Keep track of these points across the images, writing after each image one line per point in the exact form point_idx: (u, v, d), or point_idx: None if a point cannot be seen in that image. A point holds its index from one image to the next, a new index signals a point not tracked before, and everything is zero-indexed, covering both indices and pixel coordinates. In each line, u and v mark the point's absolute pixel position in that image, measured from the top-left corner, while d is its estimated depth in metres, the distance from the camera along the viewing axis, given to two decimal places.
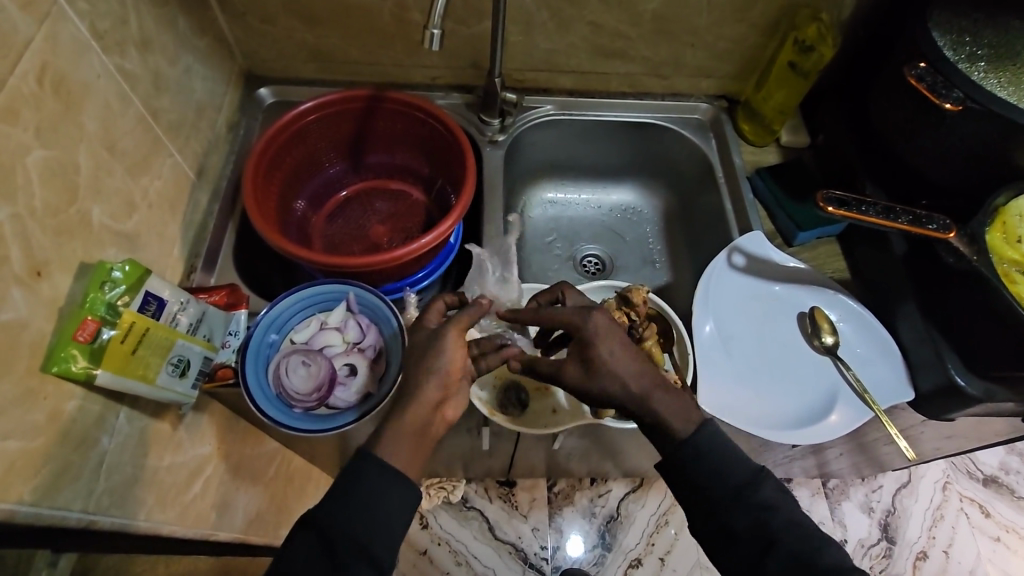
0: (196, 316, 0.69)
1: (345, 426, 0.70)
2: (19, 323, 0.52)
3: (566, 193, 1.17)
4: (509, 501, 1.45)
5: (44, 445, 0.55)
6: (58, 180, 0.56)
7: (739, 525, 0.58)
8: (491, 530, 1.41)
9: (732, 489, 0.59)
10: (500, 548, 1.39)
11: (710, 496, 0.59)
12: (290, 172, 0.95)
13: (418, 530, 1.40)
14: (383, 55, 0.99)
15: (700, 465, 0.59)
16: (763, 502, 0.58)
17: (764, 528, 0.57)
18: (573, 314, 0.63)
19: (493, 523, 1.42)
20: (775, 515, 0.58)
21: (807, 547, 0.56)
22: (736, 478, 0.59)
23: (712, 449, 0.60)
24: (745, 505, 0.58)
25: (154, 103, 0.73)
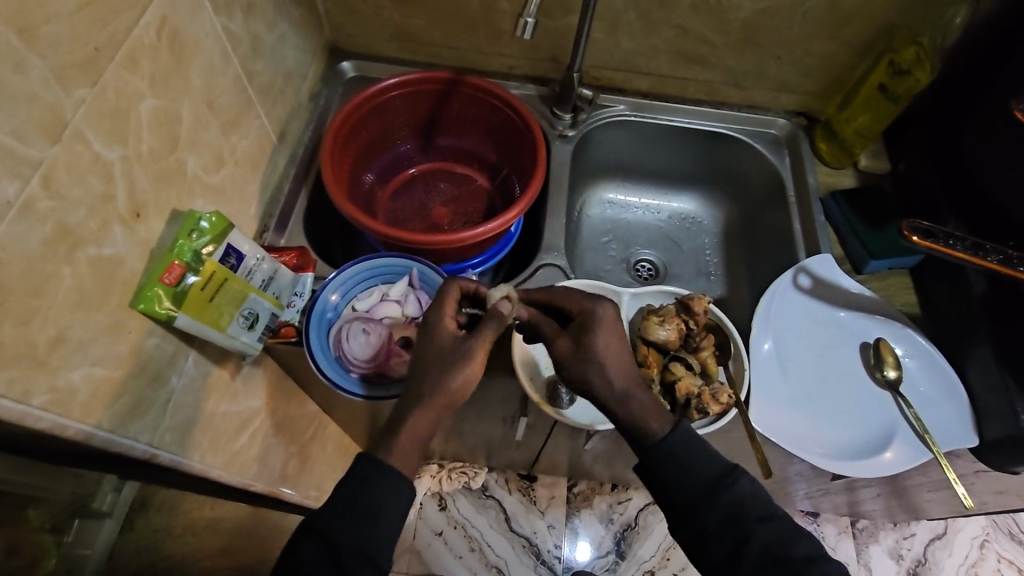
0: (268, 274, 0.72)
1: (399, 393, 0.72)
2: (118, 258, 0.55)
3: (627, 195, 1.16)
4: (528, 495, 1.46)
5: (124, 376, 0.58)
6: (161, 127, 0.59)
7: (713, 521, 0.56)
8: (507, 521, 1.42)
9: (704, 484, 0.57)
10: (514, 540, 1.40)
11: (684, 496, 0.57)
12: (364, 146, 0.97)
13: (436, 511, 1.42)
14: (465, 40, 1.00)
15: (677, 462, 0.58)
16: (735, 500, 0.57)
17: (738, 522, 0.56)
18: (583, 300, 0.65)
19: (509, 515, 1.43)
20: (746, 515, 0.56)
21: (778, 539, 0.56)
22: (705, 472, 0.57)
23: (680, 442, 0.58)
24: (720, 495, 0.57)
25: (250, 65, 0.76)
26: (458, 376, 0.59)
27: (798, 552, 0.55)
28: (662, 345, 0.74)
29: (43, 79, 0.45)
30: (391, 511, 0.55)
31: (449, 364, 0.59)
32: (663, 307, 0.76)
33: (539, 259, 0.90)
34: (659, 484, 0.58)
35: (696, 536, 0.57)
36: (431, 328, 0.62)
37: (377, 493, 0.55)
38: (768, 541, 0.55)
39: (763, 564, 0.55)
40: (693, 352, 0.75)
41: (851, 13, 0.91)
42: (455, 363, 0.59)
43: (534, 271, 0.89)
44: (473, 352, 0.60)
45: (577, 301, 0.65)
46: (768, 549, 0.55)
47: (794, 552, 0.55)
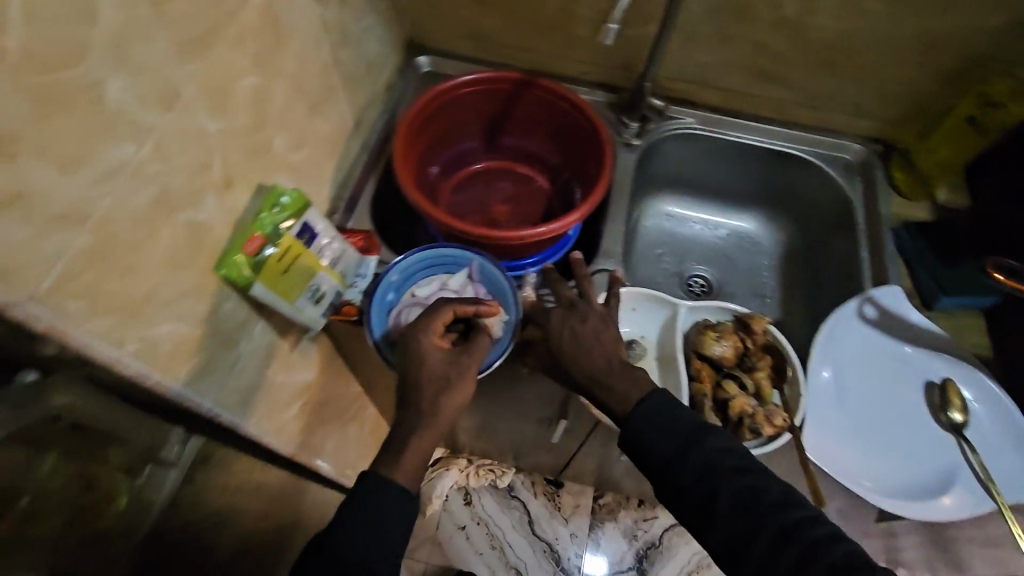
0: (337, 253, 0.74)
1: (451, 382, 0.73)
2: (208, 224, 0.58)
3: (686, 209, 1.15)
4: (553, 500, 1.46)
5: (201, 335, 0.61)
6: (256, 105, 0.63)
7: (686, 473, 0.58)
8: (530, 523, 1.42)
9: (680, 439, 0.59)
10: (535, 544, 1.40)
11: (661, 455, 0.59)
12: (432, 139, 1.00)
13: (460, 504, 1.44)
14: (540, 43, 1.01)
15: (656, 424, 0.60)
16: (709, 453, 0.58)
17: (707, 473, 0.57)
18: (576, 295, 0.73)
19: (533, 518, 1.43)
20: (719, 466, 0.57)
21: (748, 488, 0.56)
22: (682, 426, 0.60)
23: (659, 402, 0.61)
24: (694, 450, 0.58)
25: (337, 53, 0.79)
26: (455, 394, 0.64)
27: (766, 498, 0.56)
28: (717, 361, 0.73)
29: (165, 52, 0.48)
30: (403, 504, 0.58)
31: (448, 384, 0.64)
32: (719, 324, 0.76)
33: (594, 264, 0.90)
34: (641, 446, 0.60)
35: (675, 491, 0.58)
36: (423, 347, 0.65)
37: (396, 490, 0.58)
38: (738, 490, 0.56)
39: (736, 514, 0.55)
40: (748, 372, 0.73)
41: (942, 41, 0.88)
42: (453, 380, 0.64)
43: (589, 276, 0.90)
44: (467, 369, 0.65)
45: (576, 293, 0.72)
46: (738, 497, 0.55)
47: (764, 499, 0.56)
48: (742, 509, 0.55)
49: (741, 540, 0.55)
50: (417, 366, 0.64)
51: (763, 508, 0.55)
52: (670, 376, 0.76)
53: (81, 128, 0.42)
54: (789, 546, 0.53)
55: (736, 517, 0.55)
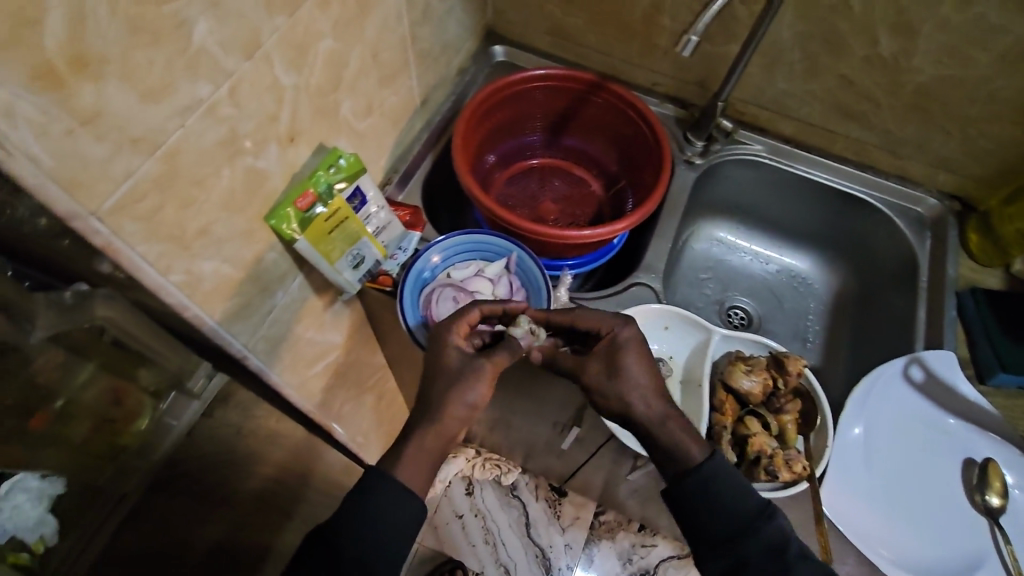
0: (383, 223, 0.76)
1: None
2: (266, 172, 0.60)
3: (739, 237, 1.12)
4: (554, 507, 1.44)
5: (243, 279, 0.63)
6: (330, 66, 0.64)
7: (753, 554, 0.57)
8: (527, 526, 1.42)
9: (745, 518, 0.59)
10: (528, 547, 1.40)
11: (723, 527, 0.59)
12: (495, 127, 1.00)
13: (462, 493, 1.45)
14: (617, 48, 1.00)
15: (714, 492, 0.59)
16: (775, 537, 0.58)
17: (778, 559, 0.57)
18: (608, 321, 0.66)
19: (530, 521, 1.42)
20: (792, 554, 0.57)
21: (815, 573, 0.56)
22: (748, 503, 0.59)
23: (724, 475, 0.60)
24: (756, 528, 0.58)
25: (416, 29, 0.81)
26: (471, 394, 0.62)
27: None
28: (743, 396, 0.70)
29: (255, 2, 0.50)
30: (398, 508, 0.58)
31: (465, 381, 0.62)
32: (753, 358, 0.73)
33: (634, 277, 0.87)
34: (698, 520, 0.59)
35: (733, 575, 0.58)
36: (446, 345, 0.64)
37: (391, 492, 0.58)
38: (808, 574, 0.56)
39: None
40: (775, 413, 0.70)
41: None
42: (465, 381, 0.62)
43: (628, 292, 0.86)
44: (483, 371, 0.63)
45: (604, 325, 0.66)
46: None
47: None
48: None
49: None
50: (437, 363, 0.64)
51: None
52: (693, 403, 0.73)
53: (166, 61, 0.45)
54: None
55: None
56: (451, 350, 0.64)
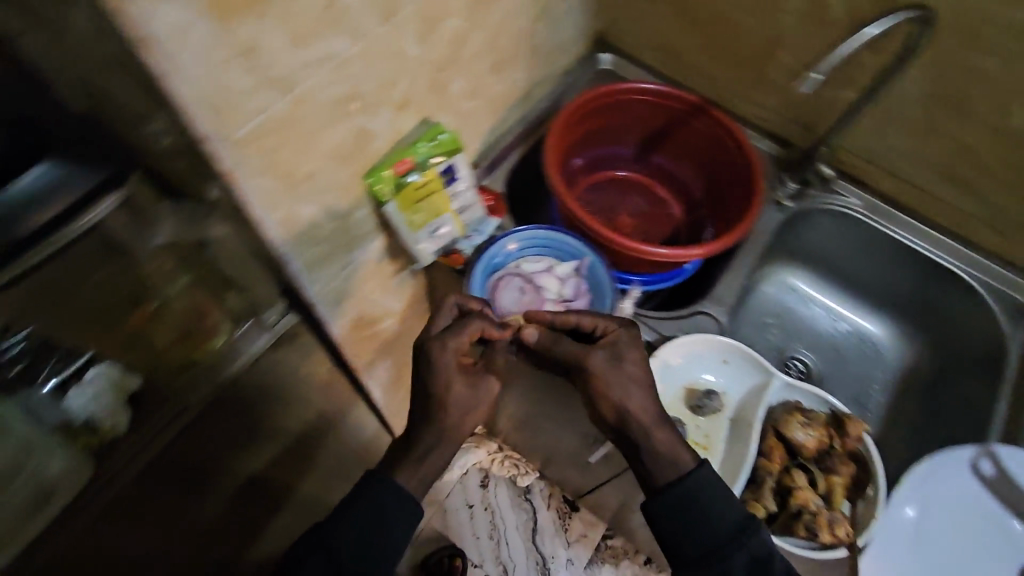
0: (467, 203, 0.77)
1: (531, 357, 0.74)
2: (373, 134, 0.63)
3: (813, 288, 1.08)
4: (563, 520, 1.44)
5: (332, 230, 0.67)
6: (450, 44, 0.67)
7: (737, 570, 0.57)
8: (533, 531, 1.43)
9: (725, 535, 0.58)
10: (530, 554, 1.41)
11: (706, 543, 0.58)
12: (588, 133, 1.00)
13: (477, 485, 1.48)
14: (726, 76, 0.99)
15: (695, 503, 0.59)
16: (756, 550, 0.58)
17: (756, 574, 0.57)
18: (609, 322, 0.67)
19: (537, 528, 1.43)
20: (770, 565, 0.58)
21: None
22: (727, 518, 0.59)
23: (703, 488, 0.60)
24: (741, 545, 0.58)
25: (533, 25, 0.82)
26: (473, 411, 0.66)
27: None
28: (794, 448, 0.68)
29: None
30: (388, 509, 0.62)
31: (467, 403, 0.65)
32: (812, 411, 0.70)
33: (700, 305, 0.85)
34: (676, 534, 0.59)
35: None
36: (447, 369, 0.65)
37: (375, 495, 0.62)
38: None
39: None
40: (824, 472, 0.67)
41: None
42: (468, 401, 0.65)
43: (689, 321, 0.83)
44: (486, 388, 0.67)
45: (602, 325, 0.67)
46: None
47: None
48: None
49: None
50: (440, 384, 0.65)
51: None
52: (739, 441, 0.72)
53: (313, 12, 0.48)
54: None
55: None
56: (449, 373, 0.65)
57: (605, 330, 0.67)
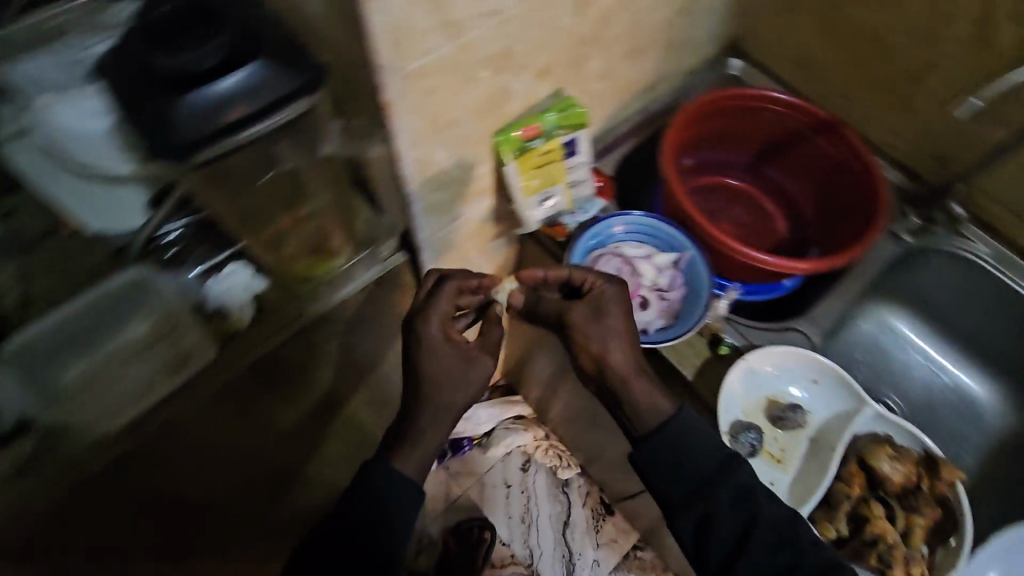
0: (580, 179, 0.79)
1: None
2: (511, 94, 0.66)
3: (914, 333, 1.01)
4: (596, 521, 1.44)
5: (453, 178, 0.70)
6: (598, 20, 0.68)
7: (721, 508, 0.58)
8: (564, 525, 1.44)
9: (709, 470, 0.59)
10: (558, 545, 1.43)
11: (694, 479, 0.58)
12: (705, 133, 0.97)
13: (517, 467, 1.49)
14: (863, 97, 0.95)
15: (680, 441, 0.60)
16: (739, 482, 0.59)
17: (742, 507, 0.58)
18: (593, 275, 0.66)
19: (568, 523, 1.45)
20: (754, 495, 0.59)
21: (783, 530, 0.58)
22: (709, 453, 0.59)
23: (690, 431, 0.60)
24: (726, 482, 0.58)
25: (676, 15, 0.82)
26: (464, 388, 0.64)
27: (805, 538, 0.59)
28: (878, 480, 0.66)
29: None
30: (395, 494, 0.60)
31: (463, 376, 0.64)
32: (904, 448, 0.68)
33: (791, 323, 0.82)
34: (669, 479, 0.59)
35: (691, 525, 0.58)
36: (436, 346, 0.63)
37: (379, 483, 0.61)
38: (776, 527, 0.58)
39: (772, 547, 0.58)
40: (905, 510, 0.66)
41: None
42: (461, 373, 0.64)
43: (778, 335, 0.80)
44: (478, 360, 0.65)
45: (588, 279, 0.66)
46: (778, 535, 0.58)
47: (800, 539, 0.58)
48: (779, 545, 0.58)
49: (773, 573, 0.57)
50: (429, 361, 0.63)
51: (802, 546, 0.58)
52: (816, 462, 0.70)
53: None
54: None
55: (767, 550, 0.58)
56: (439, 356, 0.63)
57: (588, 281, 0.66)
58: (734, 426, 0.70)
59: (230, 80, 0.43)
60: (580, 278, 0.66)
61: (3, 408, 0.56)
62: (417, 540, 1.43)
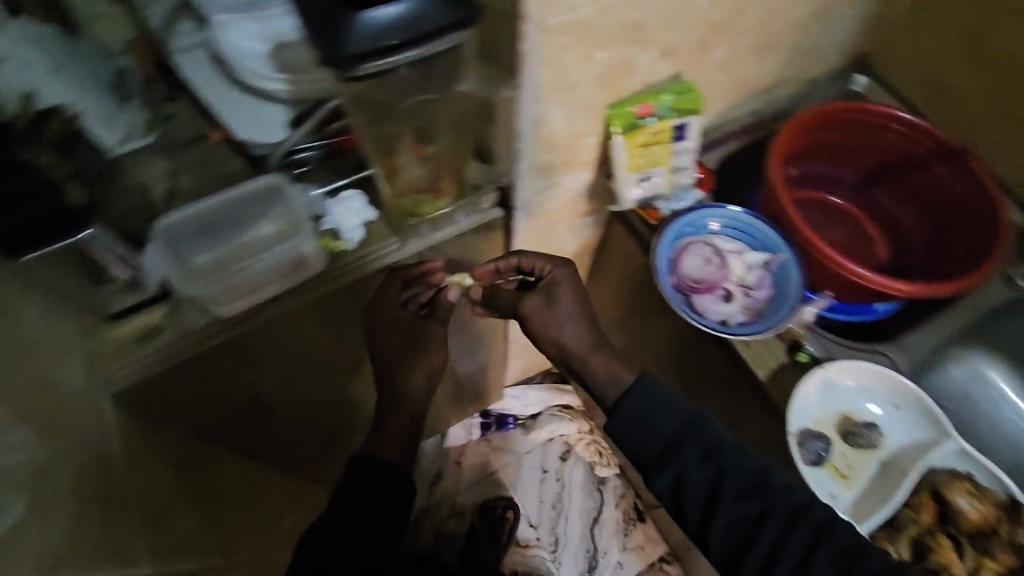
0: (681, 165, 0.80)
1: (702, 325, 0.74)
2: (633, 70, 0.68)
3: (1009, 390, 0.95)
4: (626, 525, 1.46)
5: (561, 145, 0.73)
6: (732, 8, 0.69)
7: (691, 468, 0.59)
8: (594, 521, 1.46)
9: (671, 431, 0.61)
10: (584, 539, 1.45)
11: (662, 440, 0.61)
12: (818, 144, 0.92)
13: (556, 456, 1.52)
14: (995, 131, 0.89)
15: (649, 407, 0.62)
16: (704, 439, 0.61)
17: (712, 459, 0.60)
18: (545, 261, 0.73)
19: (598, 520, 1.47)
20: (719, 451, 0.60)
21: (749, 483, 0.59)
22: (675, 422, 0.62)
23: (652, 395, 0.63)
24: (690, 441, 0.61)
25: (809, 20, 0.81)
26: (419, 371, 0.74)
27: (772, 482, 0.59)
28: (954, 515, 0.65)
29: None
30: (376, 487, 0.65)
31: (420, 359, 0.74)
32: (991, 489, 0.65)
33: (874, 348, 0.79)
34: (638, 438, 0.62)
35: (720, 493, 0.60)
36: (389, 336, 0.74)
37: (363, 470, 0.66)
38: (744, 478, 0.59)
39: (739, 502, 0.58)
40: (977, 551, 0.65)
41: None
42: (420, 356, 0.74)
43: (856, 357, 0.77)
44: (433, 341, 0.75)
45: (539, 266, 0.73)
46: (743, 487, 0.58)
47: (770, 483, 0.59)
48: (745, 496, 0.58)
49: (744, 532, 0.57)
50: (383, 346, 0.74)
51: (769, 493, 0.58)
52: (886, 483, 0.68)
53: None
54: (796, 528, 0.56)
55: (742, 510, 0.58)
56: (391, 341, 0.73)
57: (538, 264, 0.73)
58: (806, 434, 0.69)
59: (390, 9, 0.46)
60: (530, 261, 0.73)
61: (151, 272, 0.66)
62: (450, 505, 1.48)
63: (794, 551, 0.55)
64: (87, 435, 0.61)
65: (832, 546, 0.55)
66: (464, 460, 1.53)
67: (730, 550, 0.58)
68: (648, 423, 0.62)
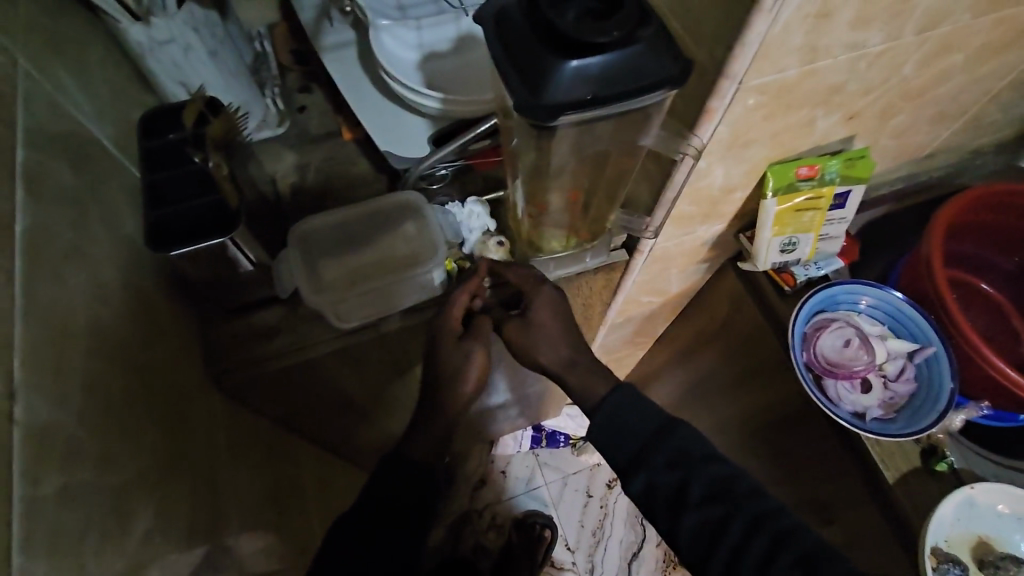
0: (831, 234, 0.74)
1: (837, 416, 0.69)
2: (806, 132, 0.62)
3: None
4: (664, 566, 1.41)
5: (707, 198, 0.68)
6: (933, 78, 0.62)
7: (655, 467, 0.61)
8: (632, 555, 1.42)
9: (648, 432, 0.63)
10: (620, 573, 1.40)
11: (628, 447, 0.63)
12: (973, 223, 0.83)
13: (602, 483, 1.49)
14: None
15: (625, 414, 0.64)
16: (677, 445, 0.62)
17: (678, 466, 0.61)
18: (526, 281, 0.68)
19: (637, 556, 1.41)
20: (689, 456, 0.62)
21: (719, 482, 0.61)
22: (648, 423, 0.63)
23: (628, 401, 0.64)
24: (664, 441, 0.62)
25: (1001, 94, 0.72)
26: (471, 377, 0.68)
27: (738, 487, 0.61)
28: None
29: None
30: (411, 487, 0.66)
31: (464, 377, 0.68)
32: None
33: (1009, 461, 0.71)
34: (615, 438, 0.63)
35: (801, 568, 0.57)
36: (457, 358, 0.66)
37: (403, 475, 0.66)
38: (711, 478, 0.61)
39: (705, 501, 0.61)
40: None
41: None
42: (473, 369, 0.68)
43: (985, 464, 0.70)
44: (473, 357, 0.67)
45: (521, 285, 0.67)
46: (709, 488, 0.61)
47: (736, 488, 0.61)
48: (712, 496, 0.61)
49: (711, 530, 0.60)
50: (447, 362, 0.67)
51: (732, 496, 0.61)
52: None
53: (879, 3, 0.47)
54: (757, 531, 0.59)
55: (712, 513, 0.60)
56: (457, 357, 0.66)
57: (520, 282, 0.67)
58: (942, 556, 0.64)
59: (601, 58, 0.42)
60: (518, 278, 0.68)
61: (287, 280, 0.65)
62: (489, 515, 1.45)
63: (756, 552, 0.58)
64: (196, 437, 0.59)
65: (793, 550, 0.58)
66: (509, 470, 1.50)
67: (698, 545, 0.61)
68: (628, 430, 0.63)
